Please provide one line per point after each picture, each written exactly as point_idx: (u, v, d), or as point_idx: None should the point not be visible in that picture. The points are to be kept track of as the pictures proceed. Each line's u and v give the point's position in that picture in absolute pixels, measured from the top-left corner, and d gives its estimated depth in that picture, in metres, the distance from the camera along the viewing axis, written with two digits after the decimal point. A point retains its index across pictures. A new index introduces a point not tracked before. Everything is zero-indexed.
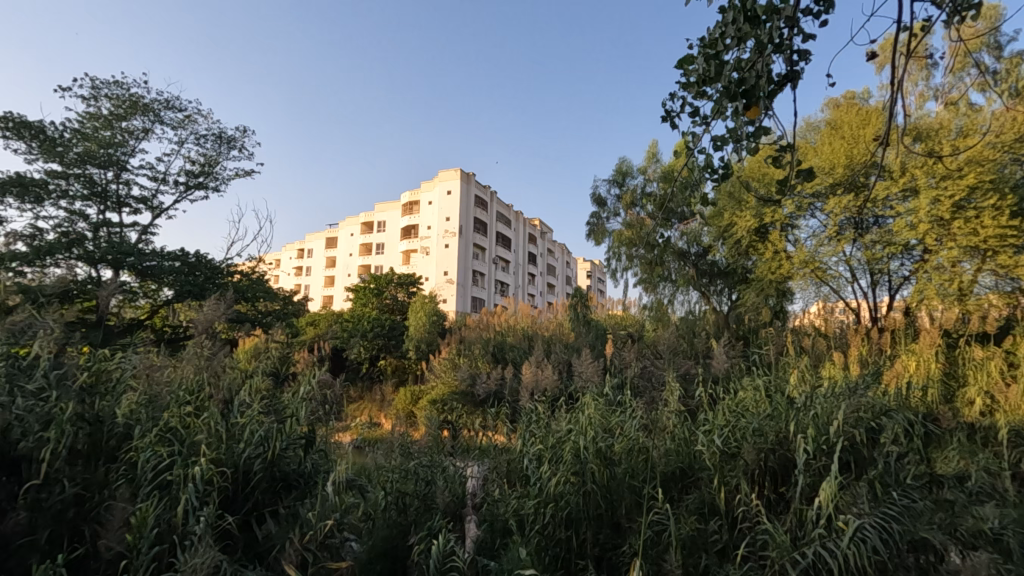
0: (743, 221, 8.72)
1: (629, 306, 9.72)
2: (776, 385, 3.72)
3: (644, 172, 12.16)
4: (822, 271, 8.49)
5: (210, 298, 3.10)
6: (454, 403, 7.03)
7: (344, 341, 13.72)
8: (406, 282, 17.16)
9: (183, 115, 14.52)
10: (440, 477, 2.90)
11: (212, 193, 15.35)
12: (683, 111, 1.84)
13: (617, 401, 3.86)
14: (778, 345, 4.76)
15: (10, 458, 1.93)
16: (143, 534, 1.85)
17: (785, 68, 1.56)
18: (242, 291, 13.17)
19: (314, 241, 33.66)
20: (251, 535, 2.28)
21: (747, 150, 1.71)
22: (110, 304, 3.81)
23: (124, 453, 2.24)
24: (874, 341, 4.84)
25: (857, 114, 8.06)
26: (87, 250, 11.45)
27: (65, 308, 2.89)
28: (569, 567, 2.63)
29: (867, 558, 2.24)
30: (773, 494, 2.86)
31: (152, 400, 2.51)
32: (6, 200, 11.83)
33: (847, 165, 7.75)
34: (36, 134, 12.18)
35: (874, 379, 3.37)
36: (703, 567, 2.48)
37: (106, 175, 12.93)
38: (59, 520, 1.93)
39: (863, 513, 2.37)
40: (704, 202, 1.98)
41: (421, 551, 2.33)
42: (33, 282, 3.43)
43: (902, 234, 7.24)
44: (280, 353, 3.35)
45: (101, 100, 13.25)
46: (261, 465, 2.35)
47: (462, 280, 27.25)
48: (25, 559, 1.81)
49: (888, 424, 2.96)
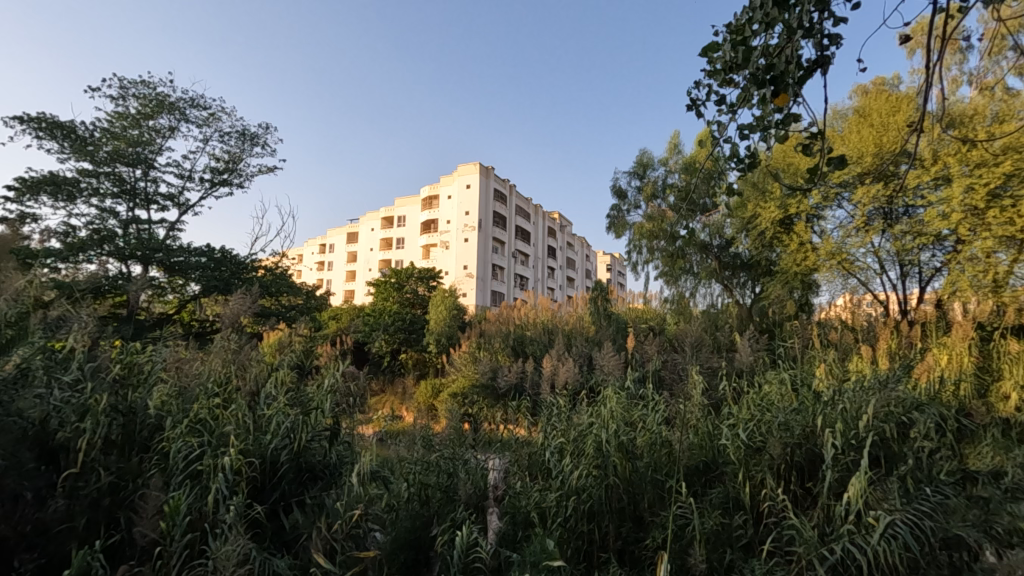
0: (768, 212, 8.59)
1: (650, 298, 9.66)
2: (802, 378, 3.67)
3: (665, 164, 12.02)
4: (849, 263, 8.32)
5: (236, 292, 3.16)
6: (474, 396, 7.06)
7: (367, 334, 13.94)
8: (427, 276, 17.28)
9: (207, 113, 14.85)
10: (461, 469, 2.92)
11: (237, 190, 15.65)
12: (708, 99, 1.80)
13: (639, 395, 3.84)
14: (803, 338, 4.67)
15: (49, 446, 2.00)
16: (177, 522, 1.90)
17: (815, 53, 1.51)
18: (266, 286, 13.39)
19: (336, 237, 34.07)
20: (279, 524, 2.33)
21: (775, 139, 1.67)
22: (139, 299, 3.89)
23: (156, 444, 2.29)
24: (904, 334, 4.71)
25: (886, 101, 7.85)
26: (117, 246, 11.78)
27: (96, 304, 2.96)
28: (591, 560, 2.64)
29: (899, 555, 2.19)
30: (799, 489, 2.81)
31: (182, 393, 2.58)
32: (40, 198, 12.22)
33: (876, 153, 7.58)
34: (67, 134, 12.51)
35: (905, 373, 3.28)
36: (727, 563, 2.47)
37: (134, 173, 13.26)
38: (96, 508, 1.99)
39: (894, 509, 2.32)
40: (729, 192, 1.93)
41: (444, 542, 2.35)
42: (67, 277, 3.53)
43: (934, 224, 7.04)
44: (304, 347, 3.41)
45: (129, 100, 13.58)
46: (288, 456, 2.40)
47: (482, 274, 27.34)
48: (65, 545, 1.86)
49: (919, 418, 2.87)
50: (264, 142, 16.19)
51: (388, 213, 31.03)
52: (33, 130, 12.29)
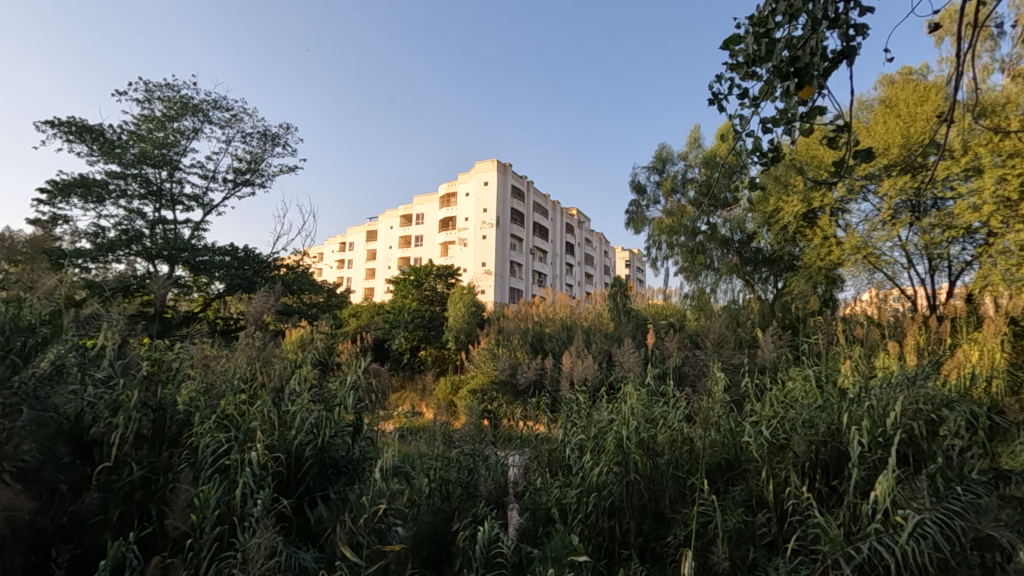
0: (790, 206, 8.46)
1: (669, 295, 9.55)
2: (826, 375, 3.59)
3: (684, 158, 11.87)
4: (875, 257, 8.15)
5: (260, 291, 3.22)
6: (493, 393, 7.09)
7: (387, 332, 14.05)
8: (445, 274, 17.34)
9: (230, 115, 15.12)
10: (482, 465, 2.95)
11: (259, 189, 15.93)
12: (730, 94, 1.79)
13: (660, 392, 3.81)
14: (827, 335, 4.57)
15: (83, 441, 2.07)
16: (207, 515, 1.95)
17: (841, 44, 1.49)
18: (288, 284, 13.57)
19: (355, 235, 34.34)
20: (304, 518, 2.37)
21: (800, 132, 1.64)
22: (164, 297, 3.96)
23: (185, 439, 2.34)
24: (933, 331, 4.58)
25: (914, 91, 7.66)
26: (145, 246, 12.11)
27: (126, 302, 3.03)
28: (612, 557, 2.64)
29: (928, 555, 2.15)
30: (824, 487, 2.77)
31: (208, 389, 2.64)
32: (71, 200, 12.57)
33: (903, 145, 7.42)
34: (96, 137, 12.86)
35: (933, 370, 3.18)
36: (750, 560, 2.46)
37: (160, 175, 13.56)
38: (129, 501, 2.05)
39: (923, 508, 2.27)
40: (751, 186, 1.90)
41: (466, 537, 2.37)
42: (95, 277, 3.60)
43: (964, 217, 6.86)
44: (325, 344, 3.45)
45: (155, 102, 13.89)
46: (312, 451, 2.45)
47: (501, 271, 27.42)
48: (99, 536, 1.93)
49: (949, 416, 2.78)
50: (285, 142, 16.45)
51: (407, 211, 31.21)
52: (64, 133, 12.64)
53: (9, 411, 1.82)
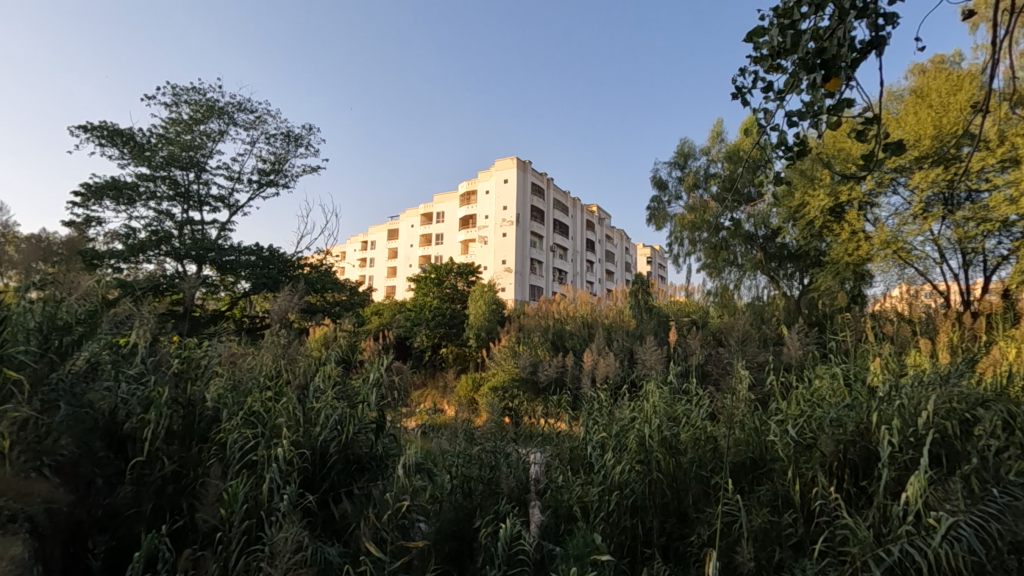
0: (817, 200, 8.27)
1: (692, 292, 9.40)
2: (855, 372, 3.51)
3: (707, 153, 11.71)
4: (906, 252, 7.94)
5: (285, 290, 3.27)
6: (514, 390, 7.10)
7: (408, 330, 14.17)
8: (466, 272, 17.39)
9: (254, 116, 15.38)
10: (503, 463, 2.94)
11: (283, 190, 16.18)
12: (755, 87, 1.71)
13: (682, 390, 3.76)
14: (855, 332, 4.47)
15: (117, 436, 2.12)
16: (235, 509, 1.99)
17: (869, 34, 1.45)
18: (312, 283, 13.76)
19: (378, 234, 34.68)
20: (329, 513, 2.41)
21: (827, 124, 1.60)
22: (191, 296, 4.03)
23: (214, 434, 2.39)
24: (967, 327, 4.44)
25: (946, 80, 7.40)
26: (173, 247, 12.40)
27: (157, 301, 3.11)
28: (635, 556, 2.62)
29: (963, 559, 2.09)
30: (853, 488, 2.70)
31: (236, 386, 2.69)
32: (104, 203, 12.93)
33: (935, 136, 7.22)
34: (126, 141, 13.21)
35: (968, 368, 3.07)
36: (776, 561, 2.43)
37: (188, 176, 13.86)
38: (161, 494, 2.10)
39: (957, 510, 2.21)
40: (775, 181, 1.86)
41: (488, 534, 2.37)
42: (126, 278, 3.68)
43: (1000, 209, 6.62)
44: (348, 342, 3.50)
45: (182, 105, 14.20)
46: (336, 447, 2.49)
47: (521, 268, 27.41)
48: (133, 528, 1.99)
49: (984, 415, 2.69)
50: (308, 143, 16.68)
51: (427, 210, 31.32)
52: (96, 138, 13.02)
53: (47, 408, 1.90)
